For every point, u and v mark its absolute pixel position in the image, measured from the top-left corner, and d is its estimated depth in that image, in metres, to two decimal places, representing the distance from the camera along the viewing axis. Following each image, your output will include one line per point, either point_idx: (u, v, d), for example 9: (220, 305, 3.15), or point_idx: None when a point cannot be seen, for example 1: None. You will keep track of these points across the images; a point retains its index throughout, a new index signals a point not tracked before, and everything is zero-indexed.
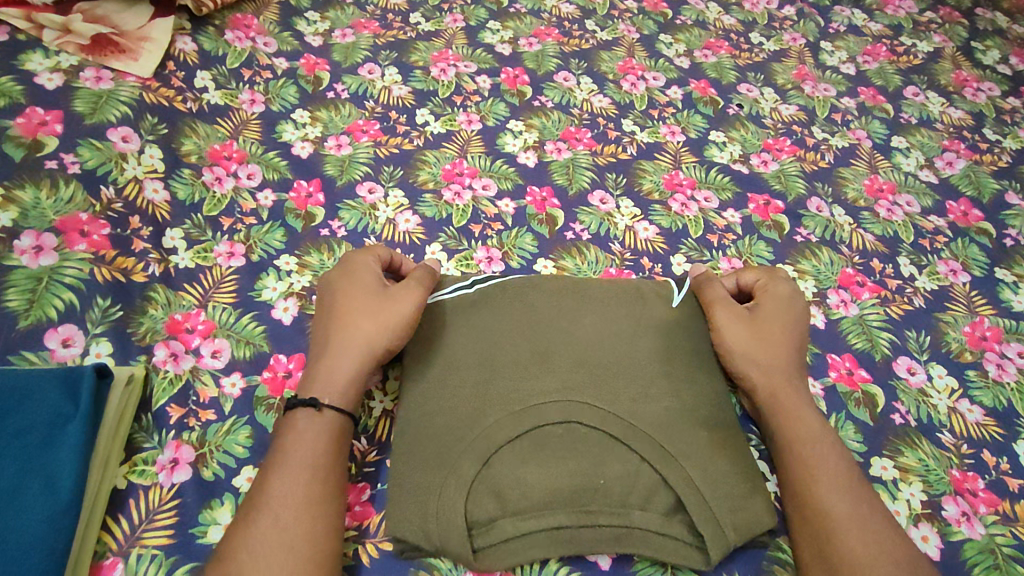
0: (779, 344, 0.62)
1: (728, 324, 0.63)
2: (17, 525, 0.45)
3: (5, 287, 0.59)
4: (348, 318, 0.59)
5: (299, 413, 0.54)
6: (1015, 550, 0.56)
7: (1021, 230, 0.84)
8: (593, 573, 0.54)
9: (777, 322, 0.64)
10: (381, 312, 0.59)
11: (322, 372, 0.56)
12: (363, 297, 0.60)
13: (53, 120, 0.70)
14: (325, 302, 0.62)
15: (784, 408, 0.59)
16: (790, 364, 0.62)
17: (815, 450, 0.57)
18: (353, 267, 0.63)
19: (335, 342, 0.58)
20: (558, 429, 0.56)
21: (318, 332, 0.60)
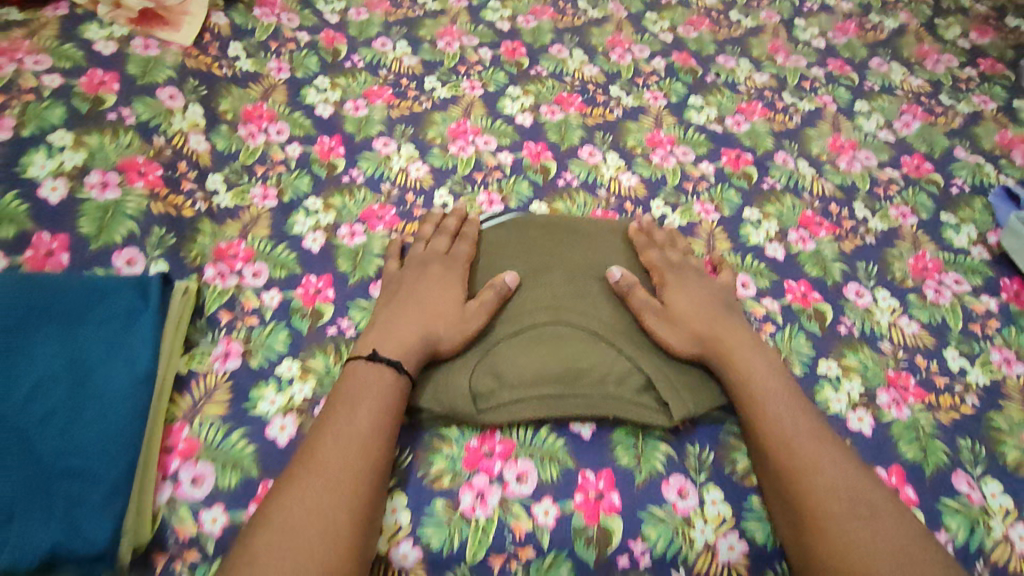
0: (704, 316, 0.68)
1: (657, 326, 0.67)
2: (110, 387, 0.56)
3: (78, 216, 0.69)
4: (428, 307, 0.67)
5: (377, 373, 0.61)
6: (935, 429, 0.67)
7: (967, 180, 0.93)
8: (577, 441, 0.64)
9: (690, 298, 0.70)
10: (460, 315, 0.66)
11: (395, 340, 0.64)
12: (448, 296, 0.68)
13: (111, 80, 0.79)
14: (412, 285, 0.69)
15: (739, 372, 0.64)
16: (722, 324, 0.68)
17: (775, 389, 0.63)
18: (449, 267, 0.71)
19: (411, 325, 0.65)
20: (548, 327, 0.67)
21: (395, 306, 0.68)
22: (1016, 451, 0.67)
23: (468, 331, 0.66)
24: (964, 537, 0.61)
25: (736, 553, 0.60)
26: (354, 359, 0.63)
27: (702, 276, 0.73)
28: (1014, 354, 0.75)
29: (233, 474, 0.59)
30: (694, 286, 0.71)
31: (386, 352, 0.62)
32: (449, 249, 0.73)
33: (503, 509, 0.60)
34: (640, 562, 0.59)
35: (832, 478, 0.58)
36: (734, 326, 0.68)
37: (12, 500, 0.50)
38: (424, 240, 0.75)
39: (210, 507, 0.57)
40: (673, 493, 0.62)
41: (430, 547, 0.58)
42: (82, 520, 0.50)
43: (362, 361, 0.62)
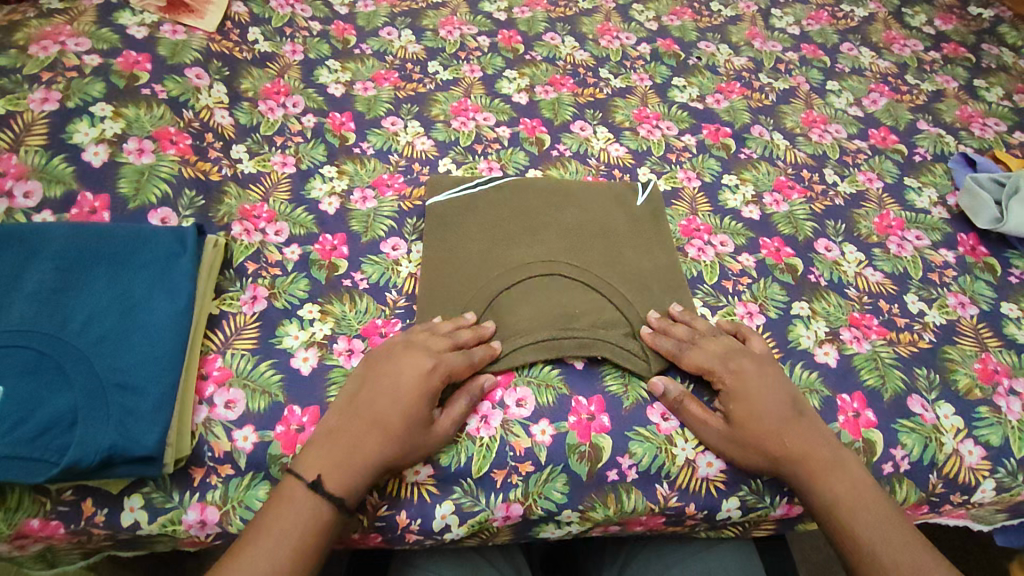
0: (773, 435, 0.64)
1: (722, 448, 0.65)
2: (155, 319, 0.63)
3: (117, 178, 0.77)
4: (385, 432, 0.60)
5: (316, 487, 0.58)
6: (894, 360, 0.75)
7: (929, 149, 1.01)
8: (570, 371, 0.71)
9: (762, 402, 0.65)
10: (414, 443, 0.61)
11: (341, 468, 0.59)
12: (411, 413, 0.61)
13: (144, 60, 0.87)
14: (377, 391, 0.63)
15: (811, 471, 0.63)
16: (802, 438, 0.64)
17: (863, 501, 0.62)
18: (428, 378, 0.63)
19: (361, 448, 0.60)
20: (544, 279, 0.75)
21: (351, 417, 0.62)
22: (966, 378, 0.74)
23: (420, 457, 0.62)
24: (918, 452, 0.69)
25: (713, 468, 0.67)
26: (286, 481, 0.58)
27: (761, 367, 0.68)
28: (969, 298, 0.82)
29: (262, 400, 0.66)
30: (764, 390, 0.66)
31: (331, 478, 0.58)
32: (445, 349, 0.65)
33: (505, 429, 0.67)
34: (628, 476, 0.66)
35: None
36: (811, 435, 0.64)
37: (72, 411, 0.57)
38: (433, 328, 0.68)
39: (241, 426, 0.64)
40: (657, 415, 0.69)
41: (440, 463, 0.65)
42: (132, 426, 0.57)
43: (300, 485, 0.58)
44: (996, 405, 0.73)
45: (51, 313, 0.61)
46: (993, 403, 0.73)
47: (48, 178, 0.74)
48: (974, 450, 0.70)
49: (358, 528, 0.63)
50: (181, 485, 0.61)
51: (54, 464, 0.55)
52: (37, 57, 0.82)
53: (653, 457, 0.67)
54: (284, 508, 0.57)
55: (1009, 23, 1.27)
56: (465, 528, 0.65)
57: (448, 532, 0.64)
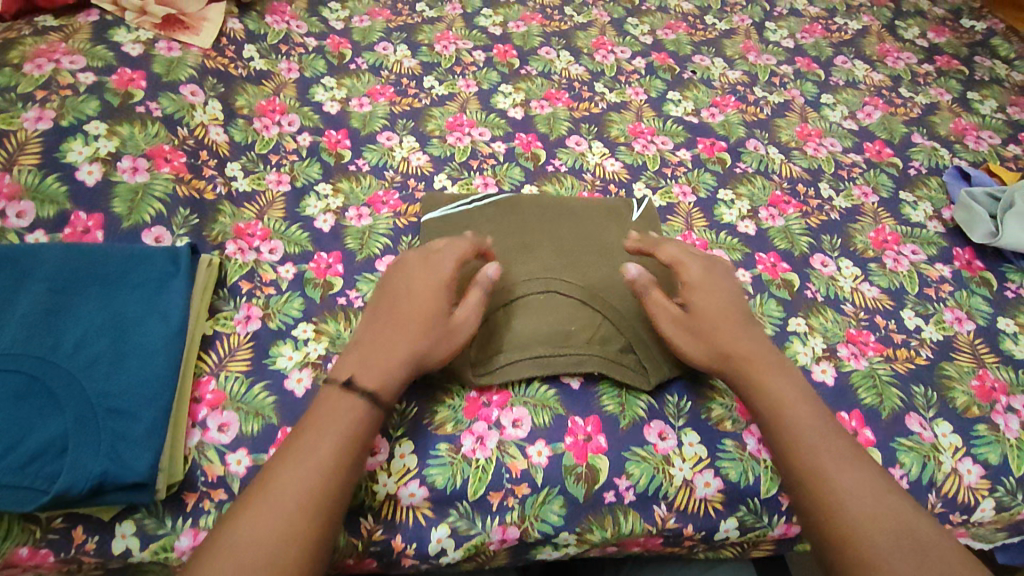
0: (725, 329, 0.66)
1: (674, 332, 0.67)
2: (148, 341, 0.63)
3: (111, 197, 0.76)
4: (409, 326, 0.63)
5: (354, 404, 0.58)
6: (891, 378, 0.74)
7: (923, 163, 1.02)
8: (566, 391, 0.71)
9: (710, 307, 0.67)
10: (443, 329, 0.64)
11: (375, 366, 0.60)
12: (431, 308, 0.64)
13: (139, 78, 0.87)
14: (392, 303, 0.65)
15: (753, 371, 0.64)
16: (747, 341, 0.66)
17: (803, 403, 0.62)
18: (433, 272, 0.67)
19: (392, 344, 0.62)
20: (540, 295, 0.74)
21: (376, 322, 0.64)
22: (965, 396, 0.74)
23: (451, 349, 0.64)
24: (916, 471, 0.68)
25: (711, 489, 0.67)
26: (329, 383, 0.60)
27: (728, 283, 0.71)
28: (965, 313, 0.82)
29: (255, 422, 0.65)
30: (723, 296, 0.69)
31: (369, 372, 0.60)
32: (442, 246, 0.70)
33: (501, 451, 0.66)
34: (625, 498, 0.66)
35: (886, 524, 0.53)
36: (760, 344, 0.66)
37: (64, 437, 0.56)
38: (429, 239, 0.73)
39: (235, 450, 0.64)
40: (654, 435, 0.68)
41: (436, 485, 0.64)
42: (124, 452, 0.56)
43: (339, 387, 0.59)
44: (994, 422, 0.72)
45: (42, 336, 0.60)
46: (991, 420, 0.73)
47: (41, 198, 0.74)
48: (973, 469, 0.70)
49: (353, 553, 0.62)
50: (173, 511, 0.61)
51: (44, 492, 0.55)
52: (31, 76, 0.82)
53: (651, 479, 0.66)
54: (313, 439, 0.55)
55: (1001, 35, 1.28)
56: (461, 551, 0.64)
57: (444, 556, 0.64)
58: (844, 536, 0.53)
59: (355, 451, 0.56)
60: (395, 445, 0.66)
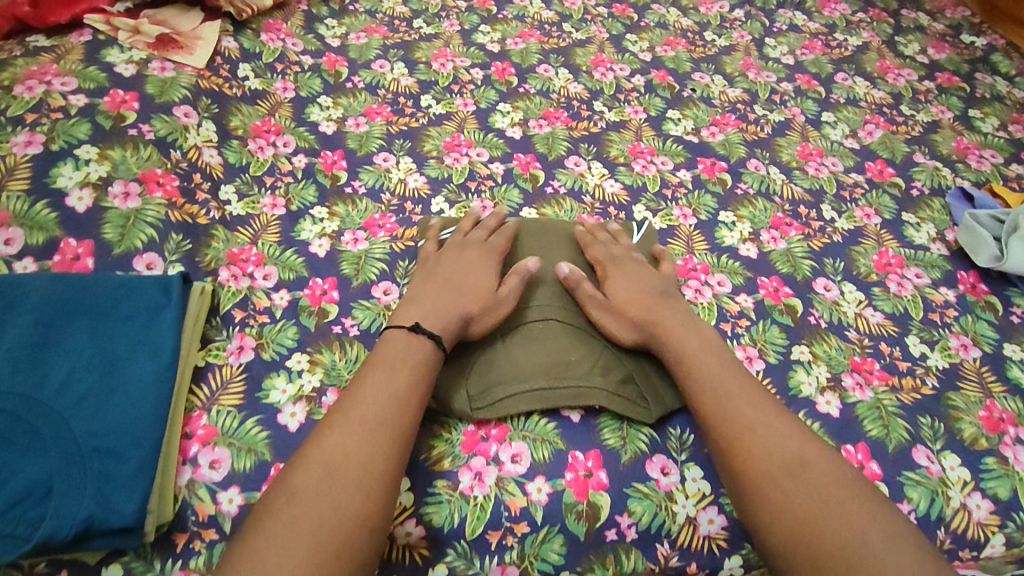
0: (643, 304, 0.71)
1: (603, 316, 0.72)
2: (138, 376, 0.61)
3: (102, 223, 0.75)
4: (466, 292, 0.70)
5: (411, 357, 0.63)
6: (897, 408, 0.73)
7: (926, 183, 1.01)
8: (566, 424, 0.69)
9: (625, 288, 0.73)
10: (493, 296, 0.71)
11: (436, 317, 0.67)
12: (482, 280, 0.72)
13: (131, 99, 0.85)
14: (446, 275, 0.72)
15: (669, 335, 0.69)
16: (661, 309, 0.71)
17: (710, 358, 0.67)
18: (485, 255, 0.76)
19: (451, 303, 0.69)
20: (538, 324, 0.73)
21: (434, 287, 0.71)
22: (972, 427, 0.73)
23: (496, 317, 0.70)
24: (924, 507, 0.67)
25: (715, 526, 0.65)
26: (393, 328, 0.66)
27: (643, 266, 0.77)
28: (971, 340, 0.81)
29: (247, 459, 0.64)
30: (636, 277, 0.75)
31: (429, 324, 0.66)
32: (486, 238, 0.78)
33: (499, 487, 0.65)
34: (627, 536, 0.64)
35: (781, 459, 0.59)
36: (674, 312, 0.72)
37: (48, 479, 0.55)
38: (464, 232, 0.80)
39: (226, 489, 0.62)
40: (656, 470, 0.67)
41: (433, 524, 0.62)
42: (111, 495, 0.55)
43: (403, 331, 0.65)
44: (1002, 455, 0.71)
45: (27, 372, 0.58)
46: (999, 453, 0.71)
47: (30, 225, 0.72)
48: (982, 504, 0.68)
49: None
50: (163, 552, 0.59)
51: (26, 539, 0.53)
52: (21, 98, 0.81)
53: (654, 516, 0.65)
54: (360, 406, 0.58)
55: (1001, 51, 1.28)
56: None
57: None
58: (753, 478, 0.58)
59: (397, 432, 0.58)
60: None
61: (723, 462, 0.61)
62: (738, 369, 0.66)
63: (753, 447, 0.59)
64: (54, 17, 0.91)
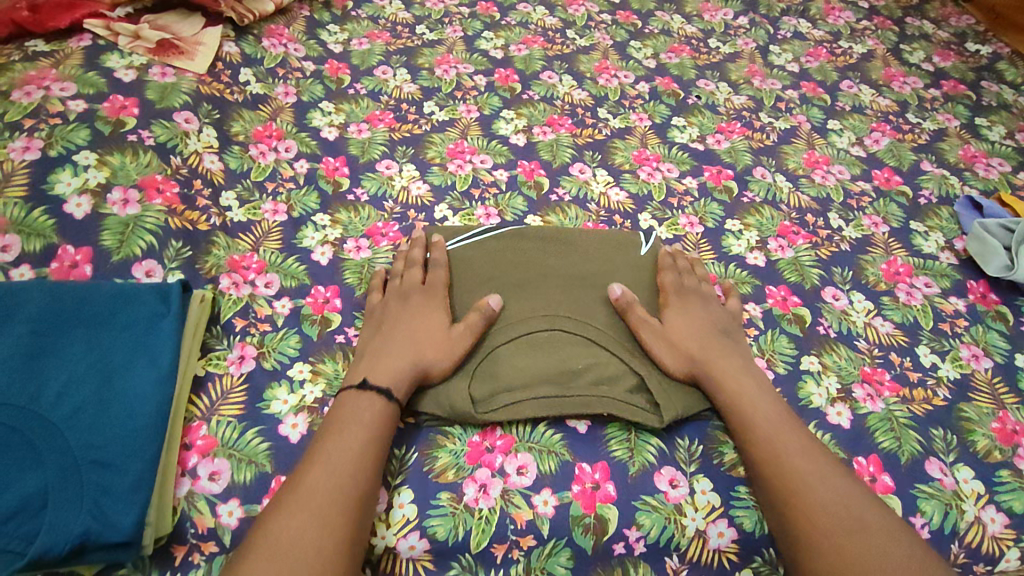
0: (698, 339, 0.71)
1: (654, 343, 0.70)
2: (137, 386, 0.60)
3: (100, 230, 0.73)
4: (416, 341, 0.68)
5: (361, 417, 0.62)
6: (909, 420, 0.72)
7: (933, 191, 1.00)
8: (573, 435, 0.68)
9: (681, 322, 0.73)
10: (446, 340, 0.68)
11: (384, 373, 0.65)
12: (432, 326, 0.69)
13: (132, 105, 0.84)
14: (393, 324, 0.70)
15: (723, 373, 0.69)
16: (715, 346, 0.71)
17: (767, 404, 0.67)
18: (429, 297, 0.73)
19: (398, 356, 0.67)
20: (545, 333, 0.71)
21: (383, 339, 0.69)
22: (985, 439, 0.72)
23: (454, 358, 0.68)
24: (938, 520, 0.66)
25: (725, 539, 0.64)
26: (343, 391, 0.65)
27: (705, 301, 0.76)
28: (982, 350, 0.80)
29: (248, 470, 0.62)
30: (696, 311, 0.74)
31: (375, 381, 0.64)
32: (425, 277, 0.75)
33: (505, 500, 0.63)
34: (635, 549, 0.63)
35: (835, 509, 0.59)
36: (730, 350, 0.72)
37: (44, 492, 0.53)
38: (400, 273, 0.76)
39: (226, 501, 0.60)
40: (665, 482, 0.65)
41: (436, 538, 0.61)
42: (109, 509, 0.53)
43: (352, 390, 0.64)
44: (1016, 468, 0.70)
45: (23, 382, 0.57)
46: (1013, 466, 0.70)
47: (27, 231, 0.71)
48: (997, 517, 0.67)
49: None
50: (161, 565, 0.58)
51: (22, 553, 0.52)
52: (20, 104, 0.80)
53: (663, 530, 0.63)
54: (317, 474, 0.57)
55: (1006, 59, 1.27)
56: None
57: None
58: (806, 531, 0.59)
59: (350, 504, 0.57)
60: (394, 494, 0.63)
61: (775, 506, 0.61)
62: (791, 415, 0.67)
63: (806, 496, 0.60)
64: (53, 22, 0.91)
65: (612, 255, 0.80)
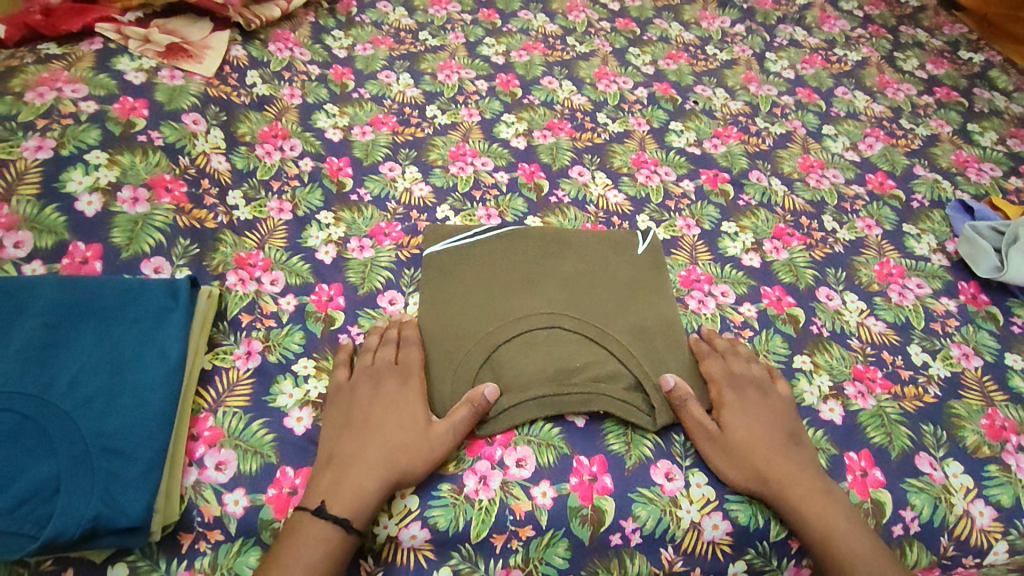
0: (759, 447, 0.66)
1: (710, 451, 0.67)
2: (146, 378, 0.61)
3: (110, 227, 0.75)
4: (389, 443, 0.63)
5: (309, 553, 0.56)
6: (900, 416, 0.74)
7: (926, 195, 1.02)
8: (571, 430, 0.69)
9: (744, 426, 0.67)
10: (425, 439, 0.63)
11: (350, 491, 0.60)
12: (410, 423, 0.64)
13: (141, 106, 0.86)
14: (365, 418, 0.65)
15: (792, 493, 0.64)
16: (780, 457, 0.66)
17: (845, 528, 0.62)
18: (403, 381, 0.68)
19: (369, 464, 0.61)
20: (544, 332, 0.73)
21: (356, 437, 0.64)
22: (975, 435, 0.73)
23: (431, 459, 0.63)
24: (928, 513, 0.67)
25: (719, 531, 0.65)
26: (301, 510, 0.59)
27: (763, 395, 0.70)
28: (972, 349, 0.82)
29: (253, 460, 0.64)
30: (759, 412, 0.69)
31: (336, 506, 0.59)
32: (396, 357, 0.70)
33: (504, 492, 0.65)
34: (632, 540, 0.64)
35: None
36: (800, 460, 0.66)
37: (56, 479, 0.55)
38: (372, 349, 0.71)
39: (232, 490, 0.62)
40: (661, 475, 0.67)
41: (437, 528, 0.62)
42: (119, 495, 0.55)
43: (309, 515, 0.59)
44: (1005, 463, 0.71)
45: (36, 372, 0.59)
46: (1002, 461, 0.72)
47: (39, 228, 0.73)
48: (985, 511, 0.68)
49: None
50: (168, 553, 0.59)
51: (35, 536, 0.53)
52: (32, 104, 0.82)
53: (658, 522, 0.65)
54: None
55: (998, 67, 1.30)
56: None
57: None
58: None
59: None
60: None
61: None
62: (866, 534, 0.62)
63: None
64: (65, 26, 0.93)
65: (609, 256, 0.82)
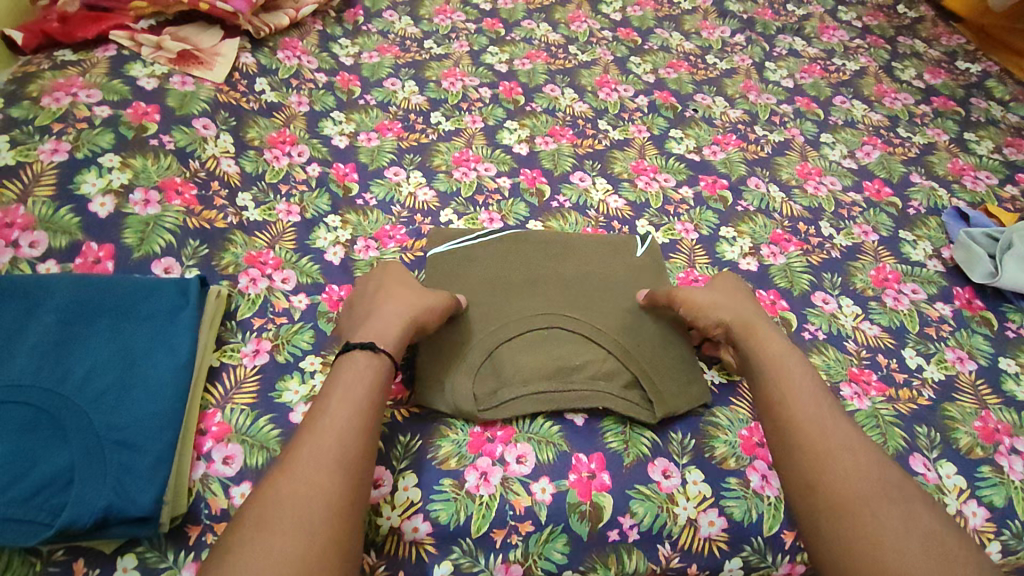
0: (731, 301, 0.74)
1: (690, 293, 0.74)
2: (157, 373, 0.63)
3: (122, 228, 0.77)
4: (394, 295, 0.70)
5: (347, 384, 0.60)
6: (894, 417, 0.75)
7: (922, 202, 1.03)
8: (570, 427, 0.71)
9: (722, 291, 0.75)
10: (422, 289, 0.72)
11: (372, 329, 0.66)
12: (405, 285, 0.73)
13: (153, 111, 0.89)
14: (366, 299, 0.72)
15: (760, 331, 0.70)
16: (750, 312, 0.73)
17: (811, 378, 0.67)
18: (388, 267, 0.77)
19: (384, 312, 0.68)
20: (544, 331, 0.75)
21: (363, 308, 0.71)
22: (967, 437, 0.74)
23: (437, 301, 0.71)
24: None
25: (716, 528, 0.66)
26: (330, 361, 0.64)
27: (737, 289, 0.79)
28: (966, 353, 0.83)
29: (261, 455, 0.65)
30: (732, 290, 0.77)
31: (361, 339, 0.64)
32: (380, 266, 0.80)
33: (504, 487, 0.66)
34: (629, 536, 0.65)
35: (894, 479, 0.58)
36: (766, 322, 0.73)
37: (70, 470, 0.56)
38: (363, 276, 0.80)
39: (239, 483, 0.63)
40: (658, 473, 0.68)
41: (439, 521, 0.64)
42: (130, 486, 0.56)
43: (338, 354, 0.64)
44: (997, 464, 0.73)
45: (50, 367, 0.60)
46: (995, 462, 0.73)
47: (54, 229, 0.75)
48: (978, 511, 0.69)
49: None
50: (176, 544, 0.60)
51: (49, 524, 0.54)
52: (49, 109, 0.84)
53: (655, 519, 0.66)
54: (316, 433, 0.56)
55: (995, 77, 1.31)
56: None
57: None
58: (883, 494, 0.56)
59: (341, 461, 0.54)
60: (399, 477, 0.65)
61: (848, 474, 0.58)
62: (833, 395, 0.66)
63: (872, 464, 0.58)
64: (81, 33, 0.95)
65: (608, 260, 0.84)
